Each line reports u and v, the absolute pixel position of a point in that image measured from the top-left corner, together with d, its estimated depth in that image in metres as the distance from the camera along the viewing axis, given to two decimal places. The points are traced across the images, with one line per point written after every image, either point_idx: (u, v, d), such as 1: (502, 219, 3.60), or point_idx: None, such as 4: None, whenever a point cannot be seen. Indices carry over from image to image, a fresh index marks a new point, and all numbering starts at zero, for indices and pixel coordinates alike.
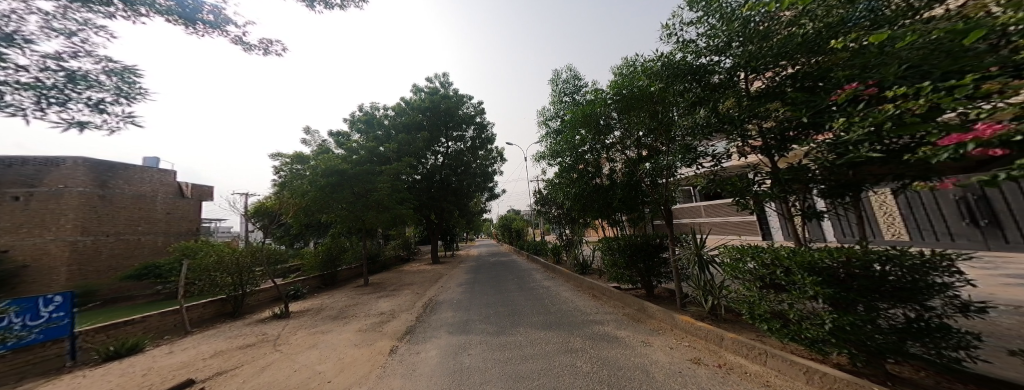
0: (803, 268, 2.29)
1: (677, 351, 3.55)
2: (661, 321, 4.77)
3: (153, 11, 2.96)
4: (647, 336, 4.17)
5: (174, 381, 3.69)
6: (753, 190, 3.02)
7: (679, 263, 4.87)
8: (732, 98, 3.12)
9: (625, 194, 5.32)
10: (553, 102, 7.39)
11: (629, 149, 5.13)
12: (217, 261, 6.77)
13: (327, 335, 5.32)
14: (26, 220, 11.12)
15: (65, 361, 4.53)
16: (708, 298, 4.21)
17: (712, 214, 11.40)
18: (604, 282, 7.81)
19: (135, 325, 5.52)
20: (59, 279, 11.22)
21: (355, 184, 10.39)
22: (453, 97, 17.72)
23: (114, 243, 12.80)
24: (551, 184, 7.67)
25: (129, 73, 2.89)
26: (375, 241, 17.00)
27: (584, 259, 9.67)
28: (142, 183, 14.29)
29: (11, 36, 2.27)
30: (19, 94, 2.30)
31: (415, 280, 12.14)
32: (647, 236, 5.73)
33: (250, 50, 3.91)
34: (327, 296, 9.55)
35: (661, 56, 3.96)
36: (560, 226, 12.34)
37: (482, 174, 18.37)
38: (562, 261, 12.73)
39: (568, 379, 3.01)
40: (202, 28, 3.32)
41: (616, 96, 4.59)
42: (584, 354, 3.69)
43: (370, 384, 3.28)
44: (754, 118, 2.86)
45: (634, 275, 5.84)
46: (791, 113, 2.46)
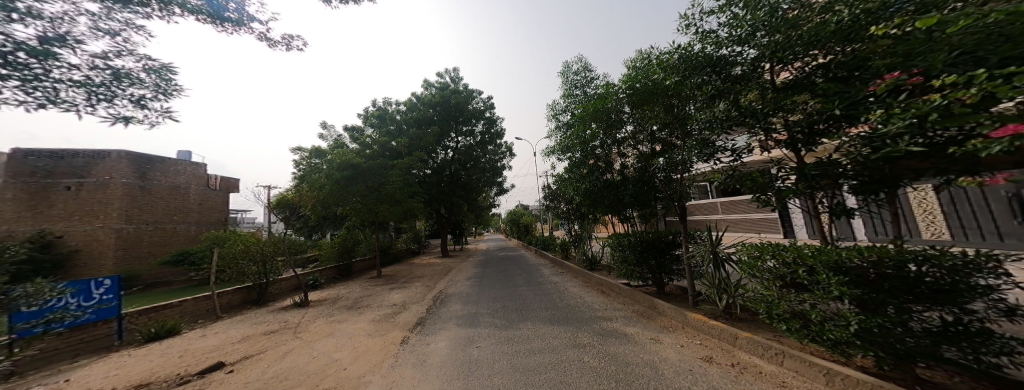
0: (828, 267, 2.21)
1: (688, 350, 3.49)
2: (672, 318, 4.71)
3: (186, 10, 3.10)
4: (657, 334, 4.12)
5: (207, 363, 3.93)
6: (775, 186, 2.92)
7: (693, 260, 4.79)
8: (755, 91, 3.00)
9: (637, 190, 5.24)
10: (564, 95, 7.27)
11: (641, 143, 5.08)
12: (243, 250, 7.15)
13: (344, 324, 5.52)
14: (76, 209, 12.00)
15: (113, 341, 4.87)
16: (722, 297, 4.12)
17: (728, 211, 11.10)
18: (614, 279, 7.76)
19: (171, 309, 5.91)
20: (106, 264, 12.11)
21: (368, 178, 10.64)
22: (463, 92, 17.82)
23: (153, 231, 13.60)
24: (560, 179, 7.63)
25: (166, 71, 3.05)
26: (387, 234, 17.37)
27: (592, 255, 9.64)
28: (177, 175, 15.05)
29: (63, 37, 2.43)
30: (72, 91, 2.47)
31: (425, 272, 12.38)
32: (660, 232, 5.64)
33: (273, 46, 4.03)
34: (343, 286, 9.91)
35: (679, 48, 3.85)
36: (569, 222, 12.30)
37: (492, 169, 18.45)
38: (570, 257, 12.70)
39: (574, 373, 3.03)
40: (229, 26, 3.47)
41: (630, 90, 4.52)
42: (591, 350, 3.70)
43: (383, 373, 3.39)
44: (778, 111, 2.76)
45: (644, 271, 5.78)
46: (821, 106, 2.35)
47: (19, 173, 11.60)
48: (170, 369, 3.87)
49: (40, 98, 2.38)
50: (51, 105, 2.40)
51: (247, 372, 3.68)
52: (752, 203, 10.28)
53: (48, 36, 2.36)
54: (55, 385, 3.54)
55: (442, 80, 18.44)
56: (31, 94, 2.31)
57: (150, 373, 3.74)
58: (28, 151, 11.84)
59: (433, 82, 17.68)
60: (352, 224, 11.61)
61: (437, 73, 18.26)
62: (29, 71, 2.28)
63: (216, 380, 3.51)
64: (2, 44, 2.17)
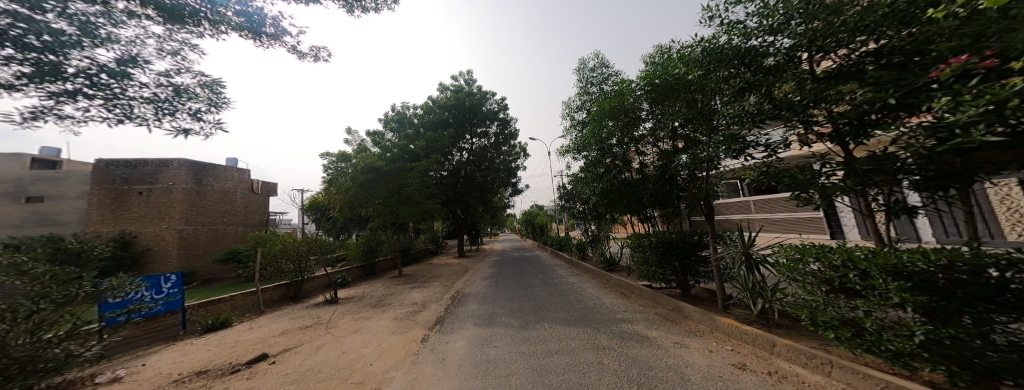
0: (886, 271, 2.05)
1: (718, 355, 3.32)
2: (699, 322, 4.50)
3: (230, 28, 3.40)
4: (683, 338, 3.96)
5: (252, 354, 4.25)
6: (818, 183, 2.72)
7: (722, 261, 4.59)
8: (791, 81, 2.81)
9: (658, 189, 5.05)
10: (578, 93, 7.15)
11: (662, 140, 4.97)
12: (282, 249, 7.69)
13: (369, 321, 5.76)
14: (147, 211, 13.55)
15: (178, 331, 5.41)
16: (758, 301, 3.87)
17: (761, 210, 10.41)
18: (634, 280, 7.56)
19: (224, 303, 6.48)
20: (170, 261, 13.50)
21: (388, 180, 11.01)
22: (477, 94, 18.07)
23: (208, 232, 14.91)
24: (576, 179, 7.56)
25: (217, 85, 3.34)
26: (408, 235, 17.85)
27: (610, 256, 9.45)
28: (227, 180, 16.34)
29: (135, 58, 2.73)
30: (143, 107, 2.77)
31: (444, 272, 12.68)
32: (684, 233, 5.40)
33: (301, 58, 4.32)
34: (369, 285, 10.36)
35: (702, 41, 3.71)
36: (586, 222, 12.13)
37: (507, 170, 18.63)
38: (587, 257, 12.50)
39: (593, 375, 2.98)
40: (265, 39, 3.77)
41: (649, 86, 4.41)
42: (611, 352, 3.61)
43: (406, 369, 3.51)
44: (819, 102, 2.58)
45: (668, 273, 5.58)
46: (872, 95, 2.16)
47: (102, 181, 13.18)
48: (223, 357, 4.22)
49: (119, 114, 2.69)
50: (127, 120, 2.70)
51: (287, 364, 3.93)
52: (790, 202, 9.56)
53: (124, 58, 2.66)
54: (133, 368, 3.98)
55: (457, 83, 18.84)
56: (111, 111, 2.62)
57: (207, 361, 4.10)
58: (109, 162, 13.49)
59: (448, 85, 18.01)
60: (375, 224, 12.10)
61: (452, 77, 18.63)
62: (110, 91, 2.59)
63: (261, 370, 3.78)
64: (91, 68, 2.48)
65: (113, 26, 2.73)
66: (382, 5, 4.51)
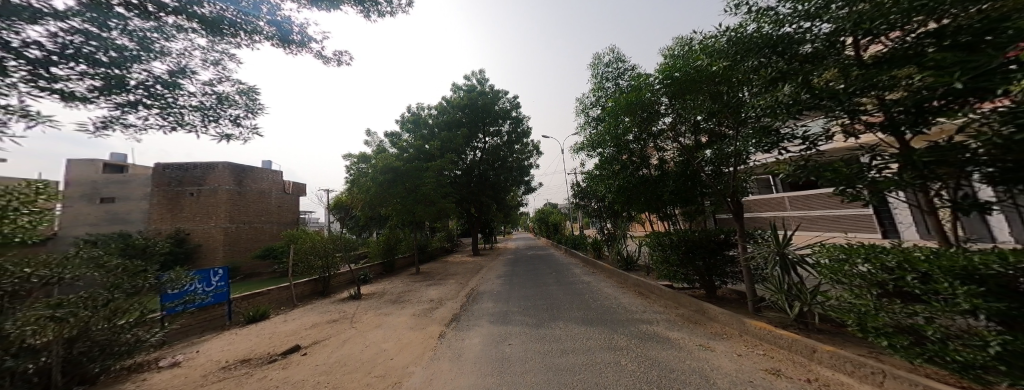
0: (953, 275, 1.87)
1: (747, 359, 3.16)
2: (726, 325, 4.30)
3: (263, 38, 3.63)
4: (707, 340, 3.80)
5: (286, 346, 4.48)
6: (867, 177, 2.56)
7: (752, 261, 4.38)
8: (835, 67, 2.61)
9: (678, 186, 5.03)
10: (593, 89, 7.02)
11: (683, 135, 4.88)
12: (311, 247, 8.09)
13: (390, 317, 5.94)
14: (199, 211, 14.80)
15: (225, 321, 5.79)
16: (796, 304, 3.62)
17: (797, 207, 9.83)
18: (653, 280, 7.36)
19: (263, 296, 6.90)
20: (215, 257, 14.56)
21: (406, 180, 11.30)
22: (489, 93, 18.22)
23: (249, 230, 15.91)
24: (590, 177, 7.48)
25: (253, 92, 3.53)
26: (424, 233, 18.20)
27: (627, 255, 9.26)
28: (264, 181, 17.18)
29: (184, 70, 2.93)
30: (192, 115, 2.97)
31: (460, 270, 12.89)
32: (709, 231, 5.18)
33: (326, 63, 4.49)
34: (389, 281, 10.71)
35: (727, 30, 3.55)
36: (601, 220, 11.95)
37: (519, 168, 18.66)
38: (603, 256, 12.31)
39: (610, 376, 2.93)
40: (294, 47, 3.97)
41: (668, 80, 4.26)
42: (630, 353, 3.53)
43: (425, 364, 3.57)
44: (868, 90, 2.39)
45: (691, 273, 5.38)
46: (931, 80, 1.96)
47: (164, 183, 14.62)
48: (262, 348, 4.48)
49: (172, 122, 2.90)
50: (178, 127, 2.91)
51: (317, 356, 4.12)
52: (831, 198, 8.95)
53: (175, 70, 2.86)
54: (190, 354, 4.32)
55: (469, 83, 19.03)
56: (166, 119, 2.84)
57: (249, 350, 4.38)
58: (168, 165, 14.86)
59: (461, 85, 18.14)
60: (394, 223, 12.46)
61: (464, 77, 18.77)
62: (165, 100, 2.80)
63: (294, 361, 3.98)
64: (149, 79, 2.69)
65: (166, 40, 2.95)
66: (398, 9, 4.63)
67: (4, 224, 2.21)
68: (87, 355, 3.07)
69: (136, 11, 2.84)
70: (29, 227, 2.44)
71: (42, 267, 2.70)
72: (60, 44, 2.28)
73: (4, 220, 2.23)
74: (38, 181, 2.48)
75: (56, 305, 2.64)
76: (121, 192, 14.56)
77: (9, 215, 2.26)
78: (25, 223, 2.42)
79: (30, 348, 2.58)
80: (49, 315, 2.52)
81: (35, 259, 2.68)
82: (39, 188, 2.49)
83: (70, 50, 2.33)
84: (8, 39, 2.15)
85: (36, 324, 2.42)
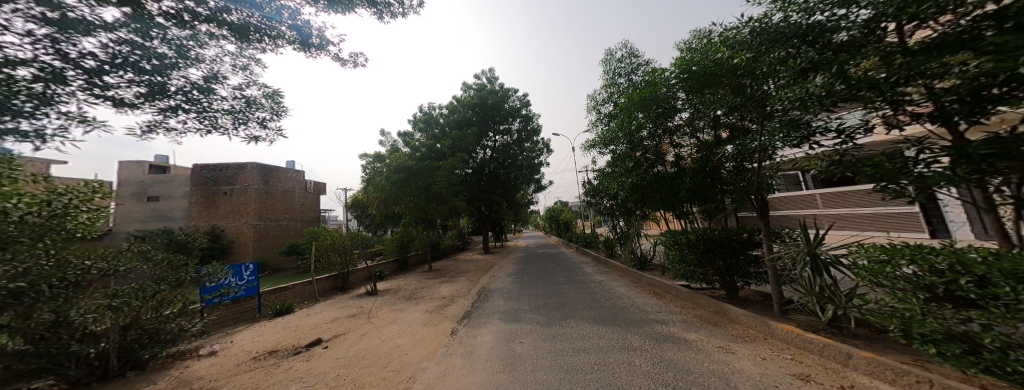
0: (1012, 278, 1.70)
1: (771, 363, 3.01)
2: (748, 327, 4.12)
3: (286, 42, 3.75)
4: (727, 343, 3.65)
5: (309, 339, 4.62)
6: (913, 172, 2.36)
7: (779, 262, 4.18)
8: (877, 55, 2.37)
9: (696, 183, 4.88)
10: (605, 85, 6.89)
11: (701, 131, 4.74)
12: (330, 243, 8.35)
13: (404, 313, 6.03)
14: (231, 209, 15.59)
15: (255, 313, 6.04)
16: (828, 307, 3.39)
17: (832, 205, 9.31)
18: (667, 280, 7.17)
19: (288, 291, 7.17)
20: (244, 252, 15.29)
21: (418, 178, 11.46)
22: (499, 92, 18.19)
23: (275, 227, 16.57)
24: (602, 174, 7.36)
25: (278, 96, 3.63)
26: (436, 231, 18.45)
27: (641, 254, 9.06)
28: (288, 180, 17.89)
29: (216, 75, 3.04)
30: (224, 118, 3.08)
31: (471, 267, 12.99)
32: (730, 230, 4.97)
33: (344, 65, 4.58)
34: (403, 278, 10.92)
35: (750, 21, 3.36)
36: (613, 218, 11.76)
37: (529, 166, 18.62)
38: (615, 255, 12.12)
39: (622, 375, 2.87)
40: (314, 50, 4.07)
41: (685, 74, 4.20)
42: (643, 353, 3.44)
43: (437, 360, 3.60)
44: (914, 79, 2.10)
45: (710, 274, 5.19)
46: (991, 64, 1.74)
47: (200, 183, 15.50)
48: (286, 340, 4.63)
49: (207, 125, 3.02)
50: (212, 131, 3.02)
51: (337, 349, 4.22)
52: (872, 195, 8.42)
53: (208, 75, 2.98)
54: (224, 345, 4.53)
55: (479, 82, 19.05)
56: (202, 123, 2.96)
57: (277, 342, 4.54)
58: (203, 166, 15.73)
59: (470, 84, 18.19)
60: (407, 221, 12.68)
61: (475, 76, 18.80)
62: (201, 105, 2.92)
63: (316, 354, 4.09)
64: (185, 85, 2.80)
65: (200, 47, 3.07)
66: (410, 9, 4.66)
67: (70, 222, 2.80)
68: (138, 342, 3.50)
69: (174, 20, 2.98)
70: (89, 222, 3.01)
71: (102, 260, 3.22)
72: (110, 54, 2.52)
73: (70, 218, 2.82)
74: (95, 182, 3.01)
75: (112, 294, 3.21)
76: (166, 192, 15.82)
77: (72, 212, 2.82)
78: (86, 219, 2.98)
79: (92, 334, 3.06)
80: (106, 304, 3.11)
81: (98, 253, 3.20)
82: (97, 188, 3.03)
83: (119, 59, 2.57)
84: (69, 51, 2.44)
85: (96, 312, 3.02)
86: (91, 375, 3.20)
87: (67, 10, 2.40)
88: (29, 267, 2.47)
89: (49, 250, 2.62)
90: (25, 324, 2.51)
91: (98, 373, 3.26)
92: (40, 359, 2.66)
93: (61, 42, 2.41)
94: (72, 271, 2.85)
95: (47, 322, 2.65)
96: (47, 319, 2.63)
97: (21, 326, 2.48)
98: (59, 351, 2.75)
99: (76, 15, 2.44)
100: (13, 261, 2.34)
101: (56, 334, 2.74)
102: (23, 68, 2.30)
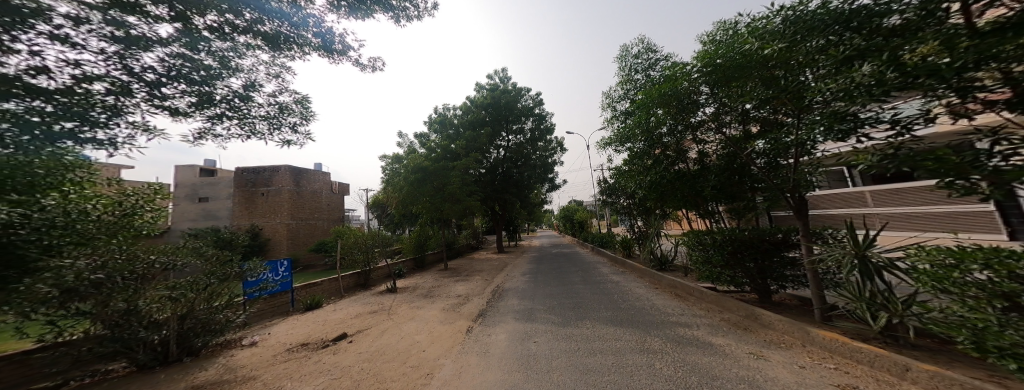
0: None
1: (810, 372, 2.76)
2: (784, 333, 3.83)
3: (310, 49, 3.83)
4: (759, 349, 3.40)
5: (334, 333, 4.73)
6: (985, 167, 1.91)
7: (821, 265, 3.81)
8: (937, 38, 1.90)
9: (722, 181, 4.50)
10: (621, 81, 6.71)
11: (728, 126, 4.52)
12: (353, 242, 8.63)
13: (422, 310, 6.09)
14: (266, 209, 16.47)
15: (289, 307, 6.32)
16: (881, 315, 3.02)
17: (887, 203, 8.61)
18: (690, 282, 6.86)
19: (317, 287, 7.46)
20: (276, 250, 16.11)
21: (434, 179, 11.58)
22: (511, 91, 18.11)
23: (305, 226, 17.31)
24: (619, 172, 7.16)
25: (306, 101, 3.73)
26: (453, 230, 18.62)
27: (662, 254, 8.73)
28: (316, 182, 18.61)
29: (254, 83, 3.16)
30: (261, 124, 3.20)
31: (484, 266, 13.03)
32: (765, 230, 4.60)
33: (362, 69, 4.68)
34: (420, 276, 11.10)
35: (784, 9, 3.08)
36: (629, 217, 11.43)
37: (543, 166, 18.52)
38: (633, 255, 11.78)
39: (641, 378, 2.74)
40: (336, 55, 4.13)
41: (708, 68, 4.06)
42: (664, 356, 3.27)
43: (453, 357, 3.59)
44: (985, 63, 1.67)
45: (739, 275, 4.90)
46: None
47: (242, 184, 16.55)
48: (314, 334, 4.78)
49: (247, 131, 3.15)
50: (253, 136, 3.15)
51: (360, 344, 4.30)
52: (935, 192, 7.69)
53: (247, 83, 3.10)
54: (264, 336, 4.75)
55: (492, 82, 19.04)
56: (243, 129, 3.09)
57: (306, 335, 4.70)
58: (243, 169, 16.71)
59: (483, 84, 18.21)
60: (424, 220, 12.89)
61: (487, 76, 18.83)
62: (242, 112, 3.04)
63: (341, 347, 4.20)
64: (229, 94, 2.93)
65: (239, 58, 3.19)
66: (424, 12, 4.70)
67: (137, 220, 3.44)
68: (193, 330, 3.77)
69: (216, 33, 3.12)
70: (152, 220, 3.65)
71: (165, 254, 3.65)
72: (166, 67, 2.71)
73: (137, 215, 3.46)
74: (155, 186, 3.67)
75: (173, 286, 3.58)
76: (212, 192, 16.95)
77: (139, 211, 3.47)
78: (150, 217, 3.63)
79: (154, 322, 3.43)
80: (167, 295, 3.49)
81: (162, 249, 3.66)
82: (158, 190, 3.69)
83: (174, 72, 2.76)
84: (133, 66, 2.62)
85: (158, 302, 3.41)
86: (154, 359, 3.49)
87: (130, 28, 2.57)
88: (106, 261, 3.01)
89: (120, 246, 3.17)
90: (103, 310, 3.01)
91: (160, 358, 3.55)
92: (114, 342, 3.13)
93: (127, 57, 2.60)
94: (139, 264, 3.29)
95: (121, 310, 3.13)
96: (120, 307, 3.10)
97: (100, 312, 2.99)
98: (131, 336, 3.21)
99: (138, 32, 2.62)
100: (94, 255, 2.96)
101: (127, 322, 3.22)
102: (98, 83, 2.51)
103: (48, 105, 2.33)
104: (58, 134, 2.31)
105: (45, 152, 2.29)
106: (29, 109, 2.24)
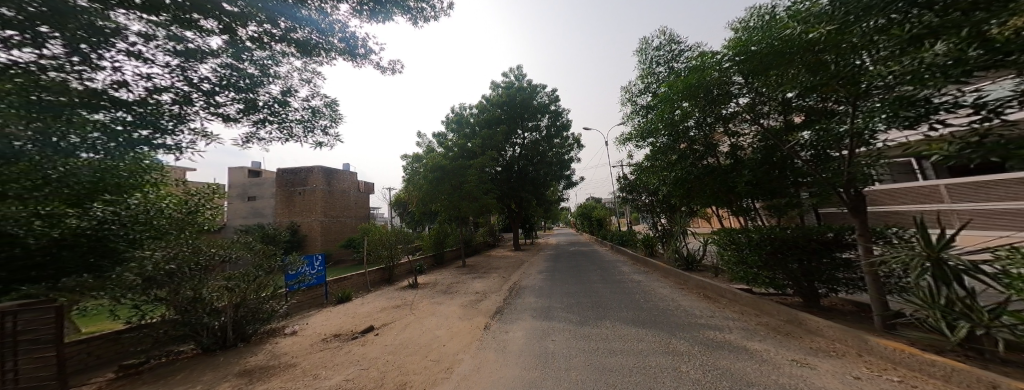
0: None
1: (867, 384, 2.47)
2: (834, 340, 3.48)
3: (336, 54, 3.94)
4: (805, 356, 3.10)
5: (363, 326, 4.90)
6: None
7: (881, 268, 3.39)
8: None
9: (758, 176, 4.13)
10: (641, 75, 6.43)
11: (767, 117, 4.16)
12: (377, 239, 8.95)
13: (442, 306, 6.18)
14: (302, 207, 17.52)
15: (323, 300, 6.64)
16: (959, 324, 2.62)
17: (971, 199, 7.62)
18: (720, 283, 6.46)
19: (345, 281, 7.80)
20: (309, 246, 17.07)
21: (452, 178, 11.71)
22: (527, 89, 17.94)
23: (336, 224, 18.22)
24: (640, 169, 6.89)
25: (335, 105, 3.86)
26: (471, 228, 18.80)
27: (687, 253, 8.30)
28: (347, 182, 19.53)
29: (289, 88, 3.30)
30: (297, 127, 3.34)
31: (502, 264, 13.08)
32: (810, 228, 4.17)
33: (383, 72, 4.80)
34: (440, 273, 11.33)
35: None
36: (651, 216, 10.98)
37: (559, 163, 18.28)
38: (656, 254, 11.32)
39: (666, 380, 2.61)
40: (360, 59, 4.25)
41: (741, 57, 3.69)
42: (690, 359, 3.09)
43: (472, 353, 3.61)
44: None
45: (779, 277, 4.53)
46: None
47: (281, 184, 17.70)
48: (344, 326, 4.97)
49: (286, 134, 3.30)
50: (291, 139, 3.30)
51: (385, 337, 4.41)
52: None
53: (284, 89, 3.24)
54: (302, 326, 5.01)
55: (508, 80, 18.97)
56: (282, 133, 3.24)
57: (337, 327, 4.90)
58: (280, 170, 17.83)
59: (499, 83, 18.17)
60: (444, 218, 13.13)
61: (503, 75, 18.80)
62: (281, 116, 3.19)
63: (368, 339, 4.34)
64: (269, 100, 3.08)
65: (277, 65, 3.35)
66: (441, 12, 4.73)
67: (200, 216, 3.77)
68: (246, 318, 4.03)
69: (256, 43, 3.31)
70: (211, 217, 3.97)
71: (222, 248, 3.98)
72: (219, 77, 2.89)
73: (200, 213, 3.79)
74: (213, 187, 3.97)
75: (229, 277, 3.93)
76: (258, 192, 18.37)
77: (202, 209, 3.80)
78: (210, 214, 3.96)
79: (216, 309, 3.73)
80: (224, 285, 3.81)
81: (218, 243, 3.98)
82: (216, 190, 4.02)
83: (225, 81, 2.93)
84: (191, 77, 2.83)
85: (219, 291, 3.73)
86: (216, 343, 3.75)
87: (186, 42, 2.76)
88: (177, 252, 3.37)
89: (186, 239, 3.50)
90: (175, 298, 3.37)
91: (221, 342, 3.81)
92: (184, 326, 3.48)
93: (187, 70, 2.81)
94: (203, 256, 3.65)
95: (188, 298, 3.44)
96: (188, 295, 3.44)
97: (173, 299, 3.35)
98: (195, 321, 3.52)
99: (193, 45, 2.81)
100: (170, 248, 3.33)
101: (194, 308, 3.53)
102: (164, 94, 2.74)
103: (129, 115, 2.56)
104: (137, 141, 2.52)
105: (129, 156, 2.58)
106: (115, 119, 2.46)
